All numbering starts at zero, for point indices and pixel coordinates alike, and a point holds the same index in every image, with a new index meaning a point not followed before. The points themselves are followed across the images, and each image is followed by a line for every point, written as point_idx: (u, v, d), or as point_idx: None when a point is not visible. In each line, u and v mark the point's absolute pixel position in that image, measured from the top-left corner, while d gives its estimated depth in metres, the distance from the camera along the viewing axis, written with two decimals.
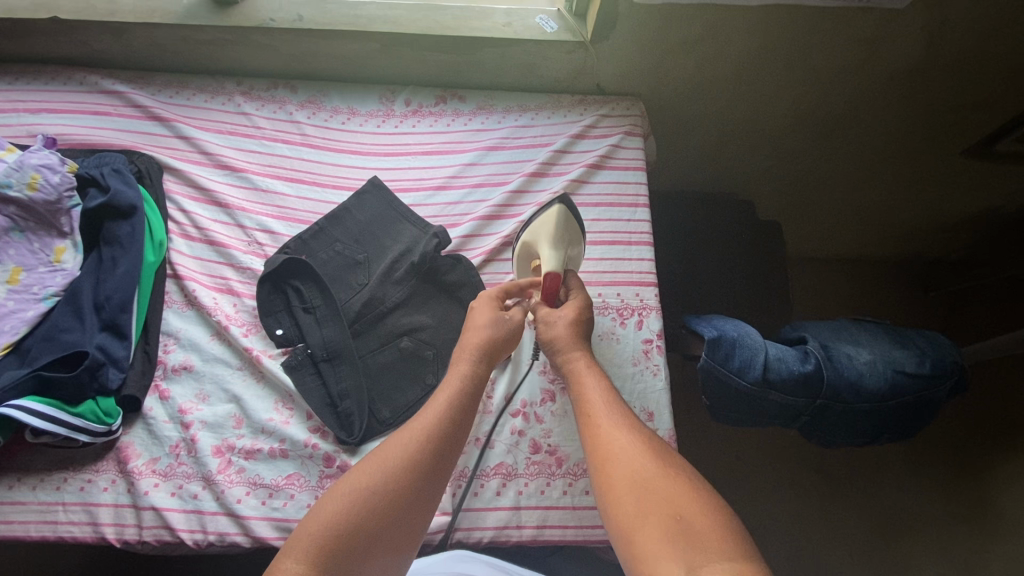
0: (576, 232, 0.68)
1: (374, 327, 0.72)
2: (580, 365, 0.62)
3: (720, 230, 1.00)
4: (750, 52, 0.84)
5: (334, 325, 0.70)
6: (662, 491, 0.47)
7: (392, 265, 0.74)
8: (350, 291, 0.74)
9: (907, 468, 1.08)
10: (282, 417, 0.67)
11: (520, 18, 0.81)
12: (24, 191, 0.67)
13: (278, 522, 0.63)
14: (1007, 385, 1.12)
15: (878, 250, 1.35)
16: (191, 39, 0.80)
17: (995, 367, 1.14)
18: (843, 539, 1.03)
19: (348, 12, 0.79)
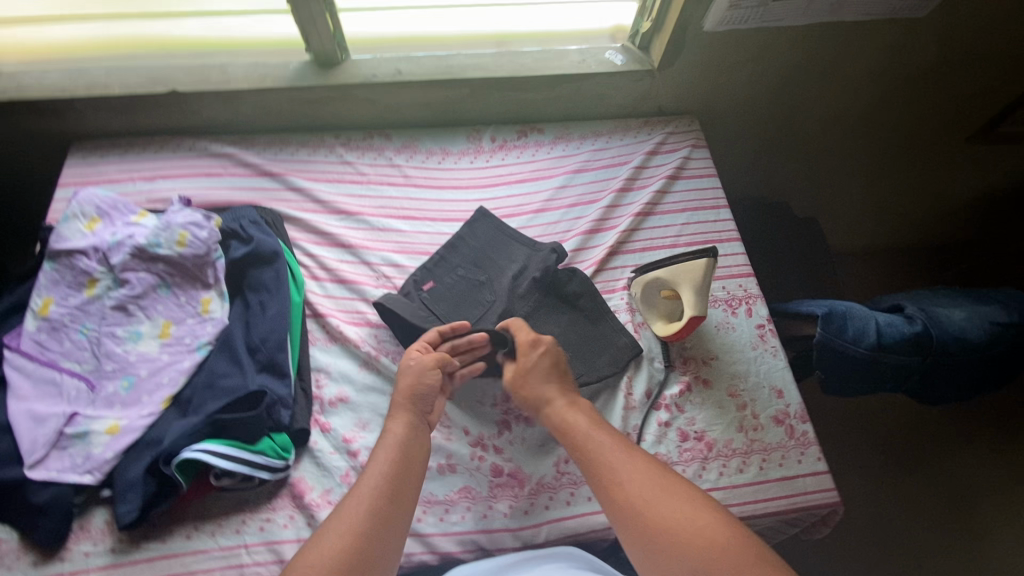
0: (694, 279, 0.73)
1: None
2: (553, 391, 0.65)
3: (774, 230, 1.09)
4: (791, 65, 0.95)
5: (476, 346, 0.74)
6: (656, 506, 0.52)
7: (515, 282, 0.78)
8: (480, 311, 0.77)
9: (964, 437, 1.16)
10: (443, 435, 0.70)
11: (593, 55, 0.91)
12: (173, 249, 0.71)
13: (460, 536, 0.64)
14: None
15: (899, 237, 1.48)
16: (298, 99, 0.86)
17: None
18: (922, 511, 1.09)
19: (441, 63, 0.87)
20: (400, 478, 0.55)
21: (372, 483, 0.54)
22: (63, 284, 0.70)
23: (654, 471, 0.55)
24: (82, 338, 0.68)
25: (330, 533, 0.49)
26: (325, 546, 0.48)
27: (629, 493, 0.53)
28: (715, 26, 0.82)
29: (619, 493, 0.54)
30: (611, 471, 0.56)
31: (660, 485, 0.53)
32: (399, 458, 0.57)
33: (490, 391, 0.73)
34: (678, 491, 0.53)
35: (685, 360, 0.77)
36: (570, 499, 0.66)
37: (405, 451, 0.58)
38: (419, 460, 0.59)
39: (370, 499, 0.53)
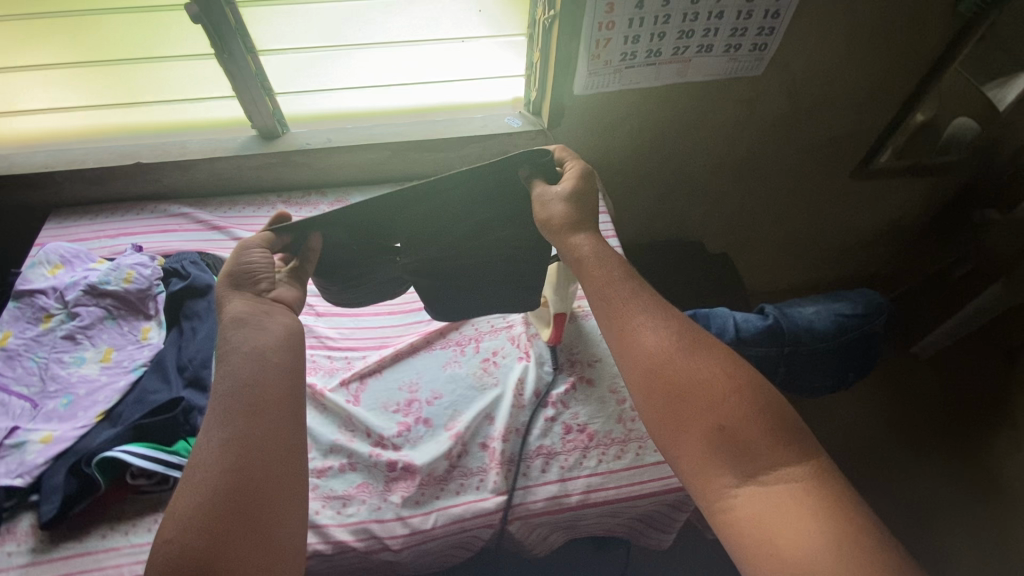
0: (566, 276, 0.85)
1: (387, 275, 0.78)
2: (588, 237, 0.69)
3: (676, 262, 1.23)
4: (664, 119, 1.12)
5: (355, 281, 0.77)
6: (682, 372, 0.56)
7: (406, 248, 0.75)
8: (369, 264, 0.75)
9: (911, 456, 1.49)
10: (346, 437, 0.77)
11: (493, 120, 1.09)
12: (120, 285, 0.84)
13: (354, 526, 0.70)
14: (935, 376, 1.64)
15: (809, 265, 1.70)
16: (243, 166, 1.03)
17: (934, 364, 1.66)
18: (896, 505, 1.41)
19: (365, 133, 1.05)
20: (245, 426, 0.52)
21: (215, 444, 0.51)
22: (22, 321, 0.82)
23: (683, 333, 0.60)
24: (32, 365, 0.79)
25: (178, 516, 0.47)
26: (174, 534, 0.47)
27: (654, 360, 0.58)
28: (583, 90, 1.00)
29: (649, 348, 0.59)
30: (639, 327, 0.61)
31: (684, 350, 0.58)
32: (244, 405, 0.53)
33: (391, 398, 0.81)
34: (707, 351, 0.58)
35: (572, 363, 0.86)
36: (459, 489, 0.73)
37: (252, 392, 0.54)
38: (279, 396, 0.55)
39: (217, 467, 0.50)
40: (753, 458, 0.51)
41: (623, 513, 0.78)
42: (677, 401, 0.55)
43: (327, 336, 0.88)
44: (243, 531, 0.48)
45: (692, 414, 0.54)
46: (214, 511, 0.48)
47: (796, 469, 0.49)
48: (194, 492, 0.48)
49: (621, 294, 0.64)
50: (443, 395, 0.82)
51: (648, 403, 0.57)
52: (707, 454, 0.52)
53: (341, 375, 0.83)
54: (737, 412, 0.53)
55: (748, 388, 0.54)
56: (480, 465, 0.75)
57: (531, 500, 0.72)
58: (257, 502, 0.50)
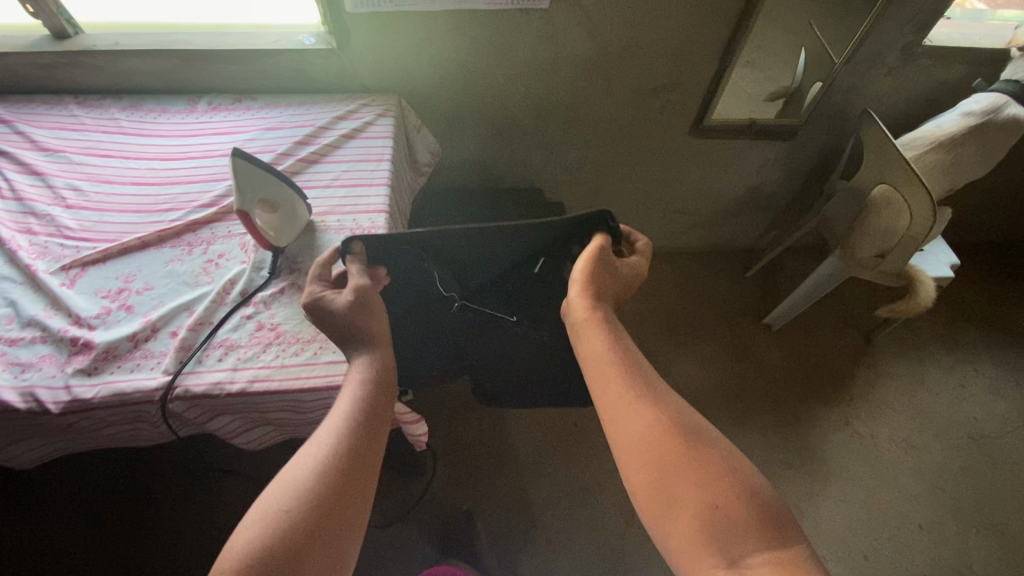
0: (264, 174, 0.84)
1: (443, 303, 0.91)
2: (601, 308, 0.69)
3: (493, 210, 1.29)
4: (462, 50, 1.11)
5: (412, 304, 0.90)
6: (666, 450, 0.54)
7: (453, 290, 0.89)
8: (429, 293, 0.89)
9: (733, 421, 1.50)
10: (47, 314, 0.82)
11: (288, 37, 1.09)
12: None
13: (22, 389, 0.75)
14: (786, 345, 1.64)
15: (675, 225, 1.68)
16: (34, 64, 1.05)
17: (792, 337, 1.66)
18: None
19: (155, 39, 1.06)
20: (357, 442, 0.58)
21: (326, 446, 0.56)
22: None
23: (671, 408, 0.58)
24: None
25: (287, 495, 0.51)
26: (285, 510, 0.50)
27: (637, 437, 0.55)
28: (355, 8, 1.00)
29: (642, 420, 0.56)
30: (635, 400, 0.58)
31: (663, 425, 0.56)
32: (360, 423, 0.59)
33: (104, 286, 0.85)
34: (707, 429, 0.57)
35: (291, 271, 0.89)
36: (132, 368, 0.78)
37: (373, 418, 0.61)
38: (384, 412, 0.63)
39: (335, 463, 0.54)
40: (753, 537, 0.48)
41: (302, 409, 0.82)
42: (660, 485, 0.52)
43: (67, 226, 0.92)
44: (333, 523, 0.51)
45: (682, 486, 0.52)
46: (323, 495, 0.52)
47: (796, 556, 0.48)
48: (270, 505, 0.50)
49: (613, 367, 0.62)
50: (154, 287, 0.86)
51: (640, 470, 0.54)
52: (696, 534, 0.49)
53: (64, 261, 0.87)
54: (733, 492, 0.51)
55: (733, 469, 0.53)
56: (160, 350, 0.79)
57: (190, 383, 0.76)
58: (346, 512, 0.53)
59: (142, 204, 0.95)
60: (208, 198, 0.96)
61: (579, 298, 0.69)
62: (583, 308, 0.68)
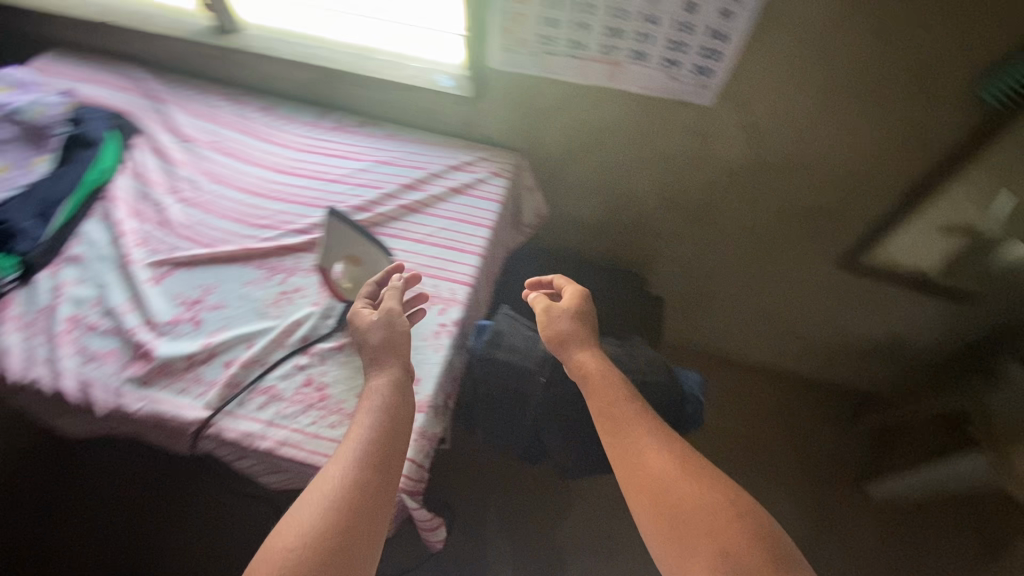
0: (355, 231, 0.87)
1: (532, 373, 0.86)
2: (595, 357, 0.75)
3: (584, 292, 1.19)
4: (600, 126, 1.01)
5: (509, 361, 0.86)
6: (684, 490, 0.59)
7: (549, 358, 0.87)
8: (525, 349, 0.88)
9: None
10: (126, 307, 0.84)
11: (426, 74, 1.05)
12: (29, 116, 0.95)
13: (82, 380, 0.77)
14: (883, 526, 1.37)
15: (786, 348, 1.47)
16: (196, 52, 1.11)
17: (893, 519, 1.39)
18: None
19: (303, 50, 1.07)
20: (361, 477, 0.61)
21: (336, 481, 0.60)
22: None
23: (686, 449, 0.64)
24: None
25: (294, 533, 0.57)
26: (291, 546, 0.56)
27: (655, 475, 0.61)
28: (498, 64, 0.93)
29: (661, 459, 0.62)
30: (641, 441, 0.64)
31: (680, 463, 0.62)
32: (372, 455, 0.63)
33: (184, 292, 0.86)
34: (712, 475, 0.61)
35: None
36: (180, 390, 0.77)
37: (375, 453, 0.63)
38: (399, 441, 0.66)
39: (343, 498, 0.59)
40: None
41: None
42: (674, 522, 0.58)
43: (173, 220, 0.94)
44: (343, 557, 0.56)
45: (698, 522, 0.57)
46: (326, 534, 0.57)
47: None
48: (283, 541, 0.56)
49: (625, 410, 0.68)
50: (226, 307, 0.85)
51: (652, 523, 0.59)
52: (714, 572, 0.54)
53: (158, 256, 0.89)
54: (745, 535, 0.56)
55: (747, 511, 0.58)
56: (210, 378, 0.78)
57: (225, 427, 0.74)
58: (351, 548, 0.57)
59: (243, 214, 0.96)
60: (302, 224, 0.95)
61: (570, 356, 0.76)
62: (583, 361, 0.74)
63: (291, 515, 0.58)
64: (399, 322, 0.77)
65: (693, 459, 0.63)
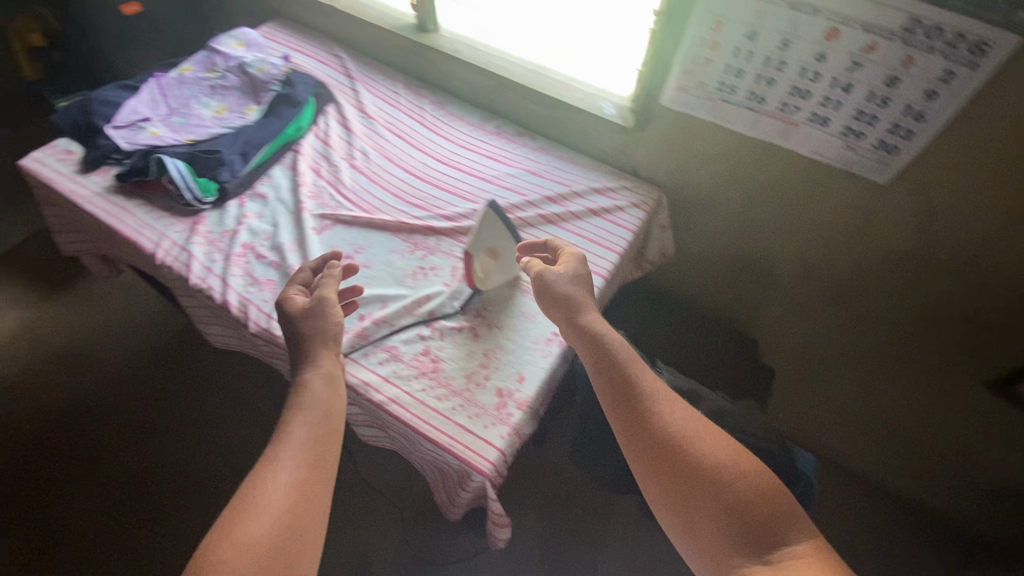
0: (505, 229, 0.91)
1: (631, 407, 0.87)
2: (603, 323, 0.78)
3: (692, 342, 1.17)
4: (755, 181, 1.00)
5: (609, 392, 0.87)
6: (698, 449, 0.63)
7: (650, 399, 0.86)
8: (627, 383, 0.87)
9: None
10: (290, 247, 0.95)
11: (593, 99, 1.10)
12: (255, 71, 1.12)
13: (243, 298, 0.88)
14: None
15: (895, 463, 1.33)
16: (394, 43, 1.24)
17: None
18: None
19: (486, 58, 1.17)
20: (309, 479, 0.63)
21: (274, 490, 0.60)
22: (201, 65, 1.15)
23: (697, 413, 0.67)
24: (186, 92, 1.12)
25: (230, 547, 0.54)
26: (229, 561, 0.53)
27: (669, 434, 0.64)
28: (670, 102, 0.95)
29: (674, 421, 0.66)
30: (653, 406, 0.67)
31: (694, 424, 0.65)
32: (303, 465, 0.64)
33: (339, 246, 0.96)
34: (698, 439, 0.64)
35: (477, 315, 0.89)
36: None
37: (307, 456, 0.64)
38: (329, 451, 0.67)
39: (280, 505, 0.59)
40: (779, 539, 0.56)
41: (415, 446, 0.81)
42: (690, 479, 0.61)
43: (343, 181, 1.05)
44: (286, 563, 0.56)
45: (713, 478, 0.60)
46: (270, 539, 0.56)
47: (809, 541, 0.56)
48: (223, 552, 0.54)
49: (635, 377, 0.71)
50: (370, 267, 0.94)
51: (668, 481, 0.62)
52: (727, 522, 0.58)
53: (324, 210, 1.00)
54: (758, 489, 0.59)
55: (758, 468, 0.61)
56: (343, 325, 0.86)
57: (348, 372, 0.81)
58: (293, 554, 0.57)
59: (401, 190, 1.05)
60: (450, 211, 1.02)
61: (576, 327, 0.78)
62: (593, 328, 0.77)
63: (230, 521, 0.57)
64: (332, 306, 0.79)
65: (676, 427, 0.65)
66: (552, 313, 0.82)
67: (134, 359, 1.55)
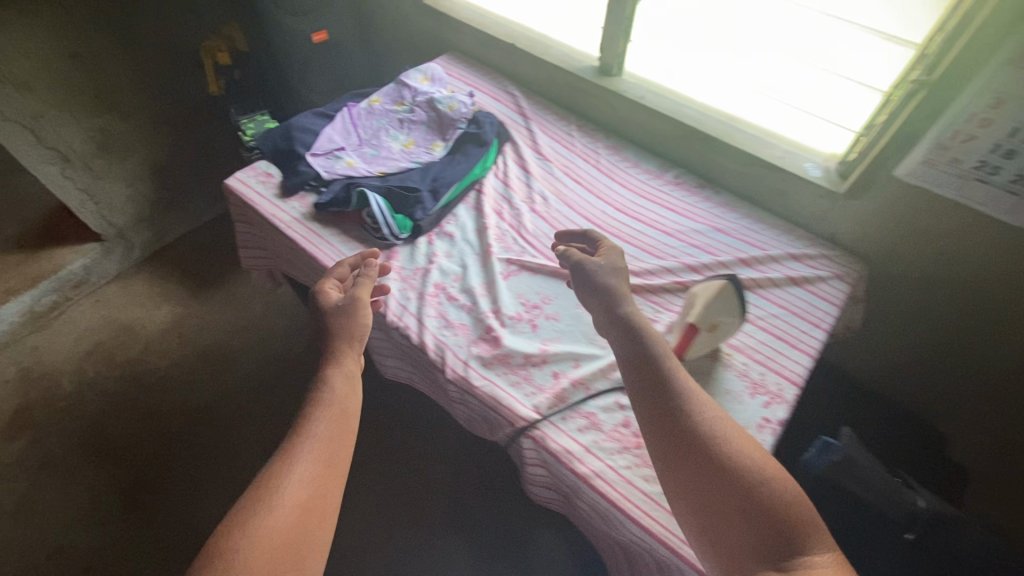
0: (732, 306, 0.75)
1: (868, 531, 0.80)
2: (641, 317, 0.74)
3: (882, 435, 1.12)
4: (989, 267, 0.90)
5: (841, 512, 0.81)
6: (723, 451, 0.58)
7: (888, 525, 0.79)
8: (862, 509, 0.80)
9: None
10: (481, 291, 0.94)
11: (794, 159, 1.04)
12: (445, 108, 1.13)
13: (439, 342, 0.86)
14: None
15: None
16: (573, 85, 1.22)
17: None
18: None
19: (675, 107, 1.13)
20: (322, 471, 0.61)
21: (287, 480, 0.58)
22: (389, 97, 1.18)
23: (728, 418, 0.62)
24: (375, 123, 1.15)
25: (239, 533, 0.53)
26: (237, 549, 0.52)
27: (694, 433, 0.59)
28: (906, 174, 0.88)
29: (706, 422, 0.61)
30: (683, 403, 0.63)
31: (722, 426, 0.61)
32: (316, 455, 0.62)
33: (526, 294, 0.94)
34: (723, 438, 0.59)
35: None
36: (513, 383, 0.82)
37: (322, 451, 0.63)
38: (343, 444, 0.66)
39: (289, 495, 0.57)
40: (795, 548, 0.51)
41: (613, 526, 0.75)
42: (708, 480, 0.56)
43: (526, 226, 1.04)
44: (293, 554, 0.54)
45: (732, 480, 0.55)
46: (279, 529, 0.54)
47: (829, 554, 0.51)
48: (233, 541, 0.53)
49: (666, 371, 0.66)
50: (559, 320, 0.90)
51: (687, 479, 0.57)
52: (744, 527, 0.53)
53: (510, 255, 0.99)
54: (784, 502, 0.54)
55: (784, 480, 0.56)
56: (540, 383, 0.82)
57: (549, 438, 0.76)
58: (302, 546, 0.55)
59: None
60: (638, 267, 0.97)
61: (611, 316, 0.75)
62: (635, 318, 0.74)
63: (243, 510, 0.55)
64: (363, 309, 0.80)
65: (700, 425, 0.60)
66: (588, 303, 0.80)
67: (270, 366, 1.60)
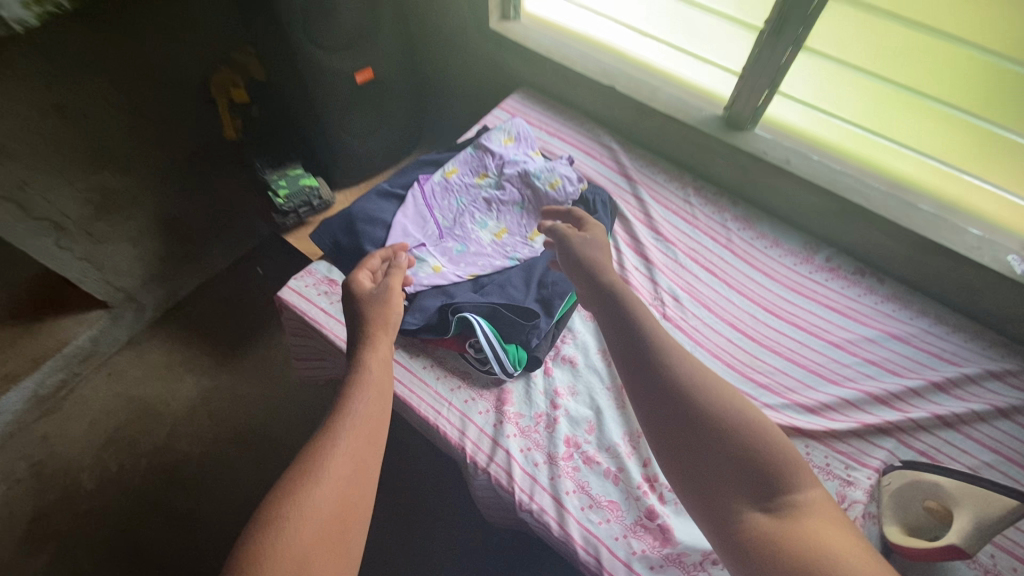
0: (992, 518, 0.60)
1: None
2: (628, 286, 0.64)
3: None
4: None
5: None
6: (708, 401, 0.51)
7: None
8: None
9: None
10: (626, 449, 0.74)
11: (993, 249, 0.83)
12: (545, 186, 0.91)
13: (586, 532, 0.67)
14: None
15: None
16: (690, 139, 0.99)
17: None
18: None
19: (829, 174, 0.91)
20: (364, 437, 0.52)
21: (328, 444, 0.50)
22: (467, 165, 0.96)
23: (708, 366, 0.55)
24: (455, 203, 0.93)
25: (279, 500, 0.46)
26: (281, 515, 0.44)
27: (679, 389, 0.52)
28: None
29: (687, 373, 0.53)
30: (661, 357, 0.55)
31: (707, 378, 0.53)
32: (356, 420, 0.53)
33: None
34: (707, 389, 0.52)
35: None
36: None
37: (363, 419, 0.53)
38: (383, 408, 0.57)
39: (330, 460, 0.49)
40: (779, 487, 0.47)
41: None
42: (691, 435, 0.50)
43: None
44: (341, 526, 0.46)
45: (711, 428, 0.49)
46: (325, 502, 0.46)
47: (817, 492, 0.47)
48: (278, 512, 0.45)
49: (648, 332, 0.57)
50: None
51: (671, 438, 0.50)
52: (728, 476, 0.48)
53: None
54: (766, 446, 0.48)
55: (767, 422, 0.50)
56: None
57: None
58: (349, 519, 0.47)
59: (736, 359, 0.82)
60: (809, 400, 0.78)
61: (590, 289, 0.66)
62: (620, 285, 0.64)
63: (283, 482, 0.47)
64: (395, 295, 0.68)
65: (683, 379, 0.52)
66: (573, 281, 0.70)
67: None
